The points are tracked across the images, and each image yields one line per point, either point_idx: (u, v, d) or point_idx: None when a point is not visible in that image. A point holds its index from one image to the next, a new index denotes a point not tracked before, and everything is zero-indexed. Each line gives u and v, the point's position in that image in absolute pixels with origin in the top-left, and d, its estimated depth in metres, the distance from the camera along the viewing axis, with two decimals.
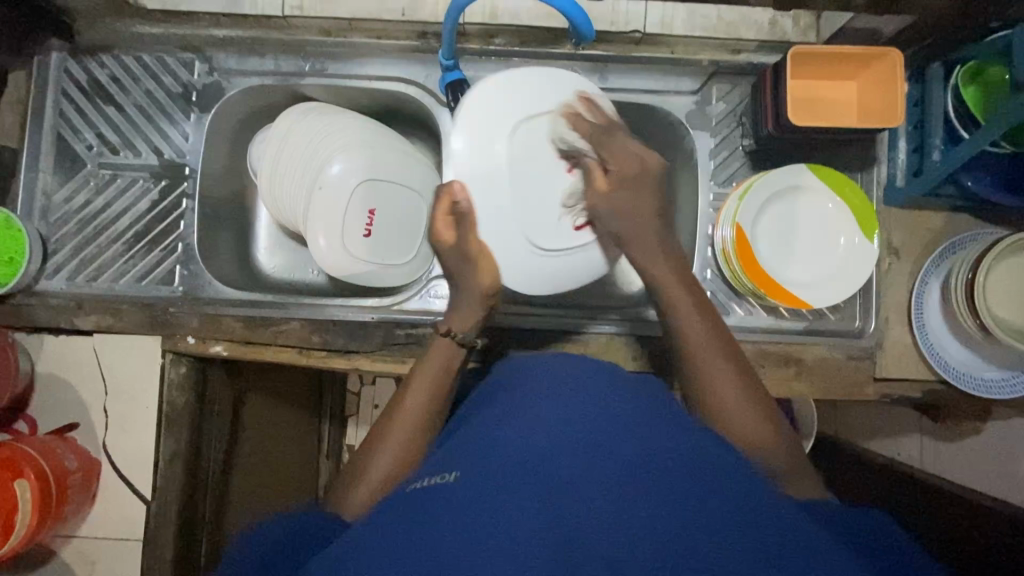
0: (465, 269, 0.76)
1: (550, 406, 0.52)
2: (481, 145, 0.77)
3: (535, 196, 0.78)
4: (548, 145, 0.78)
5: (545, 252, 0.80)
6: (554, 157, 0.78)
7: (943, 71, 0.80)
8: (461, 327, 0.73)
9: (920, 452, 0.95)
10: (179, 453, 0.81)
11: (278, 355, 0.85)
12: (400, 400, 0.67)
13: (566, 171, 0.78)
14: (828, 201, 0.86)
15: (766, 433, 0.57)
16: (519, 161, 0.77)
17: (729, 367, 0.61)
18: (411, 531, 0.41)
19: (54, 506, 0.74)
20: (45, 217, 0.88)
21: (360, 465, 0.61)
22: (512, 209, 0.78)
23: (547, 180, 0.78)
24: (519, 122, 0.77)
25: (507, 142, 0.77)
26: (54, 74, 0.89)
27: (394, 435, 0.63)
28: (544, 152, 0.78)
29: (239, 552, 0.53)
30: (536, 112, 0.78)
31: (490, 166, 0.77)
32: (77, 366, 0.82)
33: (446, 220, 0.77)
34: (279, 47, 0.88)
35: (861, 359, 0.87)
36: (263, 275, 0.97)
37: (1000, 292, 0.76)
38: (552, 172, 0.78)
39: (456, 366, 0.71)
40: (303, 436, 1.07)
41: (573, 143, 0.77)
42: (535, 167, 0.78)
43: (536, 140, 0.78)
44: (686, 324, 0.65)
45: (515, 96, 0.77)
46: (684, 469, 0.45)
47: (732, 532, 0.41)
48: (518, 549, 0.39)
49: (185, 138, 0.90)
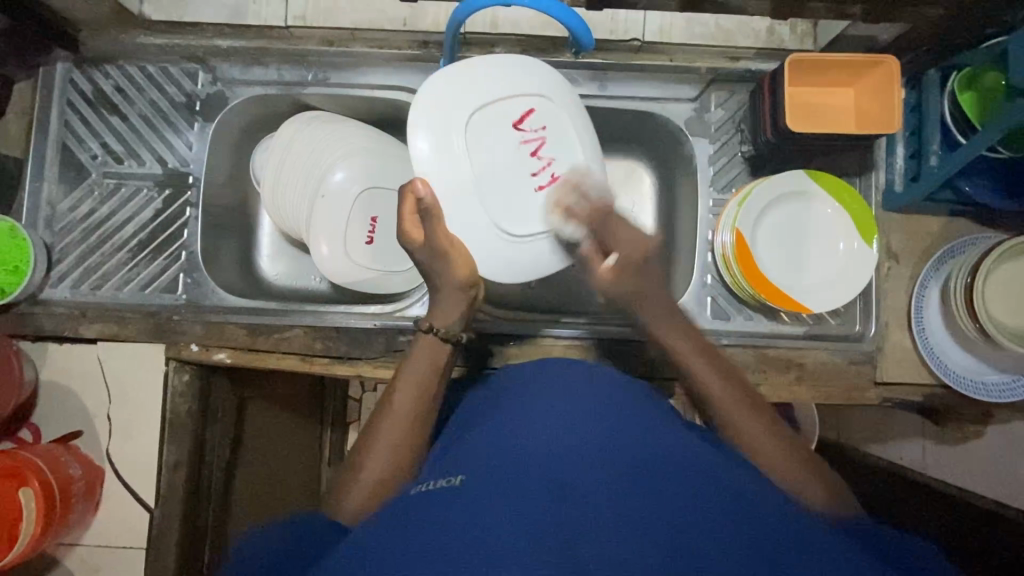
0: (438, 263, 0.71)
1: (552, 416, 0.53)
2: (441, 138, 0.74)
3: (499, 183, 0.76)
4: (509, 129, 0.76)
5: (516, 238, 0.77)
6: (517, 140, 0.76)
7: (939, 77, 0.81)
8: (442, 322, 0.71)
9: (922, 456, 0.96)
10: (182, 461, 0.81)
11: (281, 362, 0.86)
12: (388, 400, 0.67)
13: (531, 155, 0.77)
14: (828, 206, 0.86)
15: (801, 471, 0.56)
16: (481, 150, 0.75)
17: (756, 413, 0.60)
18: (417, 532, 0.42)
19: (58, 514, 0.75)
20: (50, 226, 0.89)
21: (353, 470, 0.61)
22: (477, 199, 0.75)
23: (511, 165, 0.76)
24: (477, 110, 0.75)
25: (465, 134, 0.74)
26: (60, 85, 0.90)
27: (385, 438, 0.63)
28: (505, 135, 0.76)
29: (237, 557, 0.54)
30: (495, 94, 0.76)
31: (455, 165, 0.74)
32: (81, 374, 0.82)
33: (411, 218, 0.72)
34: (282, 57, 0.89)
35: (862, 363, 0.88)
36: (266, 282, 0.98)
37: (998, 296, 0.77)
38: (514, 155, 0.76)
39: (444, 364, 0.70)
40: (306, 443, 1.07)
41: (532, 126, 0.77)
42: (500, 156, 0.76)
43: (492, 126, 0.76)
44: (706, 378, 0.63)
45: (474, 83, 0.75)
46: (685, 474, 0.46)
47: (732, 532, 0.41)
48: (519, 548, 0.40)
49: (189, 147, 0.91)
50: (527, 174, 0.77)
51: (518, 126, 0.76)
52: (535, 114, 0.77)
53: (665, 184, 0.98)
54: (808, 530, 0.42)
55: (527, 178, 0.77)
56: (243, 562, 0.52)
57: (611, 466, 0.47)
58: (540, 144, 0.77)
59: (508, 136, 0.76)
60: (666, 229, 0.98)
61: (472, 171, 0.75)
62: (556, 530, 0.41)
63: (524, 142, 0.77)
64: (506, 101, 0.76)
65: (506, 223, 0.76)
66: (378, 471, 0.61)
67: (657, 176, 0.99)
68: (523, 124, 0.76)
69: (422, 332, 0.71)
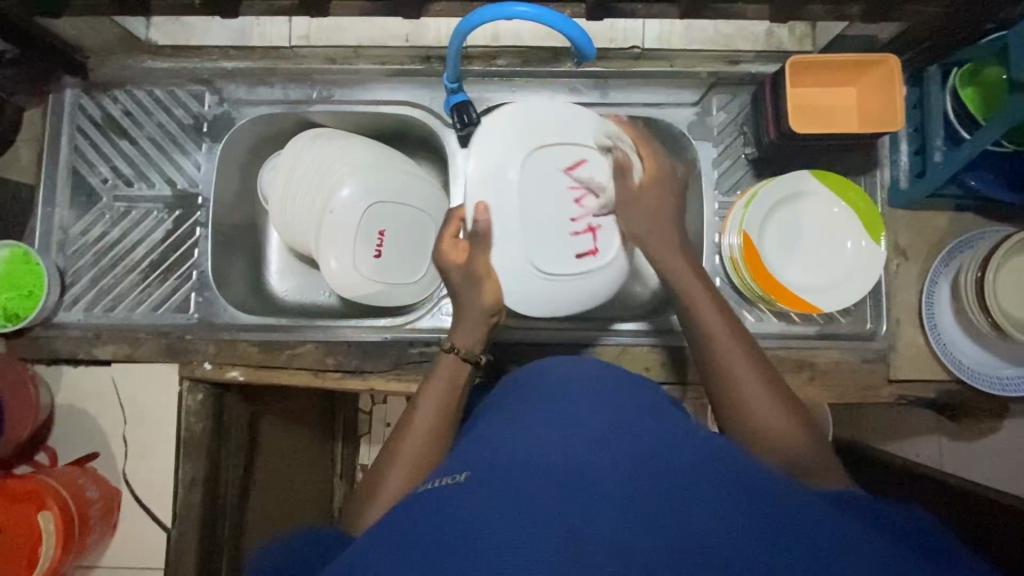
0: (467, 287, 0.75)
1: (562, 411, 0.52)
2: (496, 164, 0.74)
3: (543, 226, 0.74)
4: (560, 172, 0.75)
5: (550, 276, 0.76)
6: (565, 185, 0.75)
7: (940, 73, 0.81)
8: (464, 341, 0.75)
9: (940, 452, 0.95)
10: (198, 479, 0.82)
11: (294, 379, 0.87)
12: (410, 415, 0.70)
13: (573, 202, 0.75)
14: (833, 206, 0.86)
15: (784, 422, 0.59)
16: (530, 182, 0.74)
17: (741, 345, 0.65)
18: (431, 529, 0.42)
19: (77, 537, 0.75)
20: (62, 250, 0.90)
21: (373, 484, 0.62)
22: (519, 235, 0.74)
23: (551, 216, 0.75)
24: (535, 147, 0.74)
25: (522, 168, 0.74)
26: (69, 111, 0.91)
27: (406, 454, 0.65)
28: (555, 179, 0.75)
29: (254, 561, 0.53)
30: (557, 137, 0.75)
31: (504, 183, 0.73)
32: (98, 397, 0.83)
33: (450, 242, 0.76)
34: (286, 76, 0.90)
35: (875, 362, 0.87)
36: (276, 298, 0.98)
37: (1011, 289, 0.76)
38: (560, 199, 0.75)
39: (462, 382, 0.73)
40: (318, 458, 1.07)
41: (582, 175, 0.76)
42: (543, 194, 0.74)
43: (545, 167, 0.75)
44: (706, 317, 0.68)
45: (538, 118, 0.76)
46: (696, 466, 0.45)
47: (743, 522, 0.40)
48: (527, 545, 0.39)
49: (197, 168, 0.92)
50: (567, 218, 0.75)
51: (568, 172, 0.75)
52: (586, 164, 0.76)
53: None
54: (823, 517, 0.42)
55: (565, 222, 0.75)
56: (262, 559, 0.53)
57: (622, 453, 0.46)
58: (585, 193, 0.76)
59: (558, 179, 0.75)
60: None
61: (521, 193, 0.73)
62: (563, 526, 0.40)
63: (571, 188, 0.75)
64: (560, 145, 0.76)
65: (544, 264, 0.75)
66: (399, 481, 0.61)
67: None
68: (574, 171, 0.76)
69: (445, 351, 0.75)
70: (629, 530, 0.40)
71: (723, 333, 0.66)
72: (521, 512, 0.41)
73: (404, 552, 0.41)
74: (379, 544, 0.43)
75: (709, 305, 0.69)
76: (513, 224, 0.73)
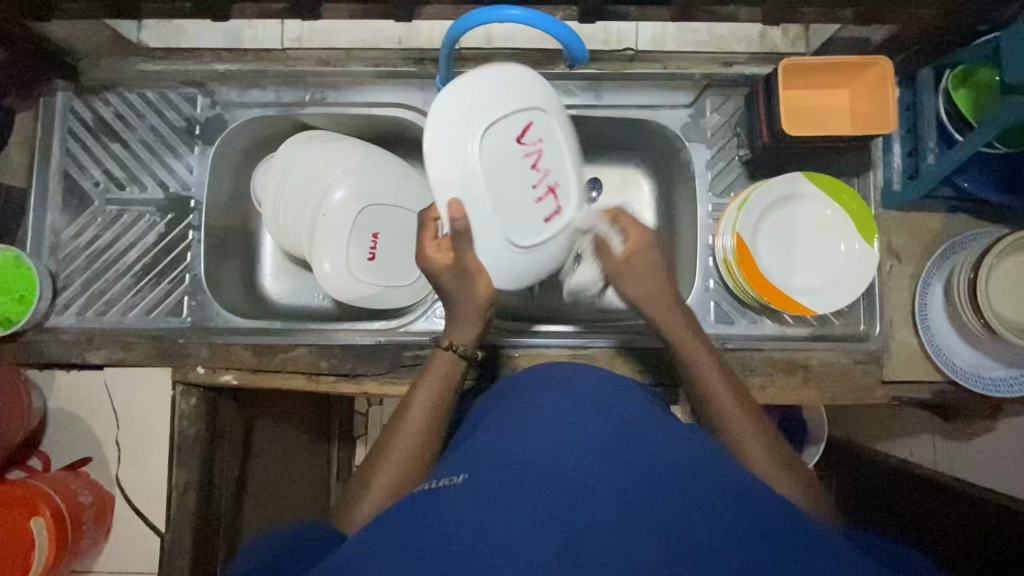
0: (461, 288, 0.71)
1: (555, 418, 0.52)
2: (456, 160, 0.65)
3: (511, 203, 0.68)
4: (510, 143, 0.67)
5: (528, 248, 0.70)
6: (518, 155, 0.68)
7: (933, 75, 0.81)
8: (463, 338, 0.73)
9: (933, 453, 0.95)
10: (191, 483, 0.81)
11: (287, 381, 0.86)
12: (402, 415, 0.68)
13: (530, 169, 0.69)
14: (827, 209, 0.86)
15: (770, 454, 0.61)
16: (489, 166, 0.66)
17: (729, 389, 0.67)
18: (425, 530, 0.42)
19: (70, 543, 0.75)
20: (54, 253, 0.90)
21: (364, 483, 0.62)
22: (492, 221, 0.68)
23: (516, 192, 0.68)
24: (484, 125, 0.66)
25: (478, 154, 0.65)
26: (60, 114, 0.90)
27: (398, 454, 0.64)
28: (507, 152, 0.67)
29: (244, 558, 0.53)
30: (501, 108, 0.67)
31: (470, 178, 0.66)
32: (91, 401, 0.83)
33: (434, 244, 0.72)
34: (279, 78, 0.90)
35: (868, 363, 0.87)
36: (269, 301, 0.98)
37: (1002, 290, 0.77)
38: (519, 171, 0.68)
39: (456, 381, 0.72)
40: (313, 461, 1.07)
41: (532, 140, 0.69)
42: (503, 174, 0.67)
43: (497, 144, 0.67)
44: (694, 361, 0.70)
45: (480, 94, 0.66)
46: (692, 480, 0.45)
47: (737, 535, 0.40)
48: (521, 550, 0.39)
49: (189, 171, 0.91)
50: (528, 188, 0.69)
51: (519, 140, 0.68)
52: (536, 126, 0.69)
53: (664, 189, 0.98)
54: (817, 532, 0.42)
55: (528, 192, 0.69)
56: (253, 558, 0.53)
57: (615, 462, 0.46)
58: (540, 156, 0.69)
59: (511, 151, 0.67)
60: (667, 235, 0.98)
61: (483, 179, 0.66)
62: (557, 533, 0.40)
63: (525, 156, 0.68)
64: (507, 113, 0.67)
65: (517, 238, 0.69)
66: (390, 480, 0.62)
67: (656, 182, 0.99)
68: (524, 137, 0.68)
69: (439, 349, 0.73)
70: (623, 538, 0.40)
71: (712, 371, 0.69)
72: (513, 516, 0.41)
73: (398, 552, 0.41)
74: (373, 547, 0.42)
75: (697, 351, 0.71)
76: (488, 215, 0.67)
